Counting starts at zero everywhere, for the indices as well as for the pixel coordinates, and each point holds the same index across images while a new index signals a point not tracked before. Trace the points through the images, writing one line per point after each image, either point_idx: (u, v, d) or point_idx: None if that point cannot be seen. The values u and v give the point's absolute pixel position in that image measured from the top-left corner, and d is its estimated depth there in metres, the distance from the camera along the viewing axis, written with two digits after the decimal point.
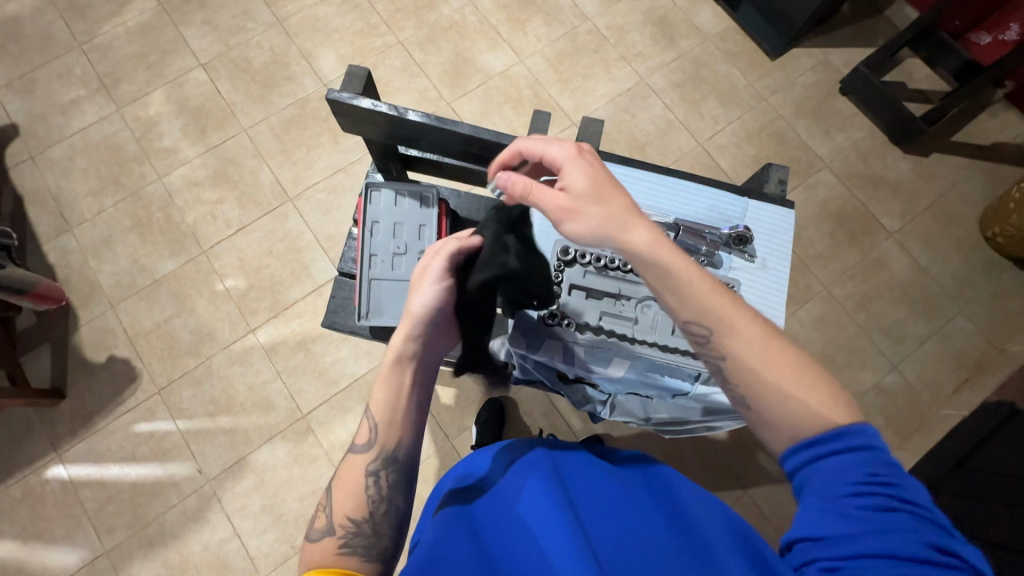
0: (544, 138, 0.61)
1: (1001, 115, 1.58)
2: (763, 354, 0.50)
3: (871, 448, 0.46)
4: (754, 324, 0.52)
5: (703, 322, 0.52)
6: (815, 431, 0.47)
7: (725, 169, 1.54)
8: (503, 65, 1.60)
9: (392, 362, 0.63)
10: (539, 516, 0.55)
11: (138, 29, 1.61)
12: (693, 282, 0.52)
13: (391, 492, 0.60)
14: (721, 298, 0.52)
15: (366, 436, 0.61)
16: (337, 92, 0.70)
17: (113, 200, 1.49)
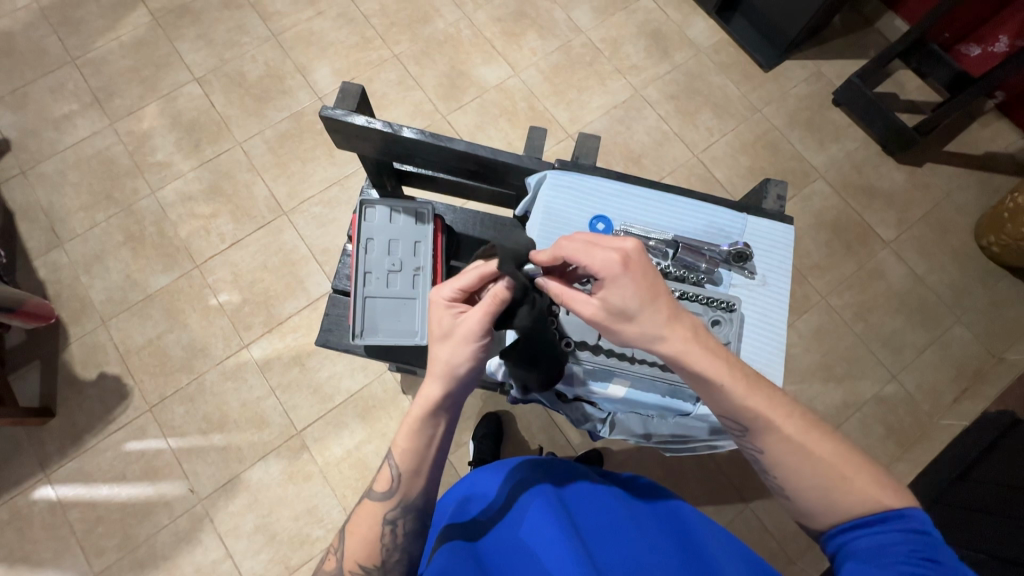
0: (585, 243, 0.57)
1: (992, 125, 1.60)
2: (797, 453, 0.54)
3: (918, 531, 0.51)
4: (789, 420, 0.55)
5: (740, 422, 0.56)
6: (858, 515, 0.52)
7: (720, 180, 1.54)
8: (498, 78, 1.60)
9: (425, 416, 0.60)
10: (546, 543, 0.58)
11: (131, 44, 1.61)
12: (730, 388, 0.56)
13: (406, 539, 0.62)
14: (755, 398, 0.56)
15: (385, 485, 0.62)
16: (330, 109, 0.70)
17: (105, 215, 1.48)
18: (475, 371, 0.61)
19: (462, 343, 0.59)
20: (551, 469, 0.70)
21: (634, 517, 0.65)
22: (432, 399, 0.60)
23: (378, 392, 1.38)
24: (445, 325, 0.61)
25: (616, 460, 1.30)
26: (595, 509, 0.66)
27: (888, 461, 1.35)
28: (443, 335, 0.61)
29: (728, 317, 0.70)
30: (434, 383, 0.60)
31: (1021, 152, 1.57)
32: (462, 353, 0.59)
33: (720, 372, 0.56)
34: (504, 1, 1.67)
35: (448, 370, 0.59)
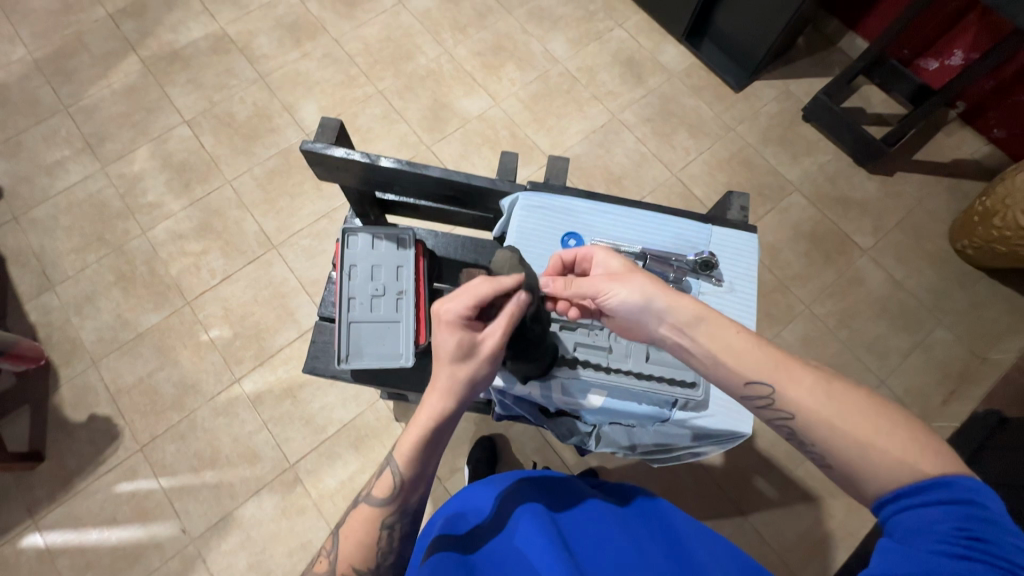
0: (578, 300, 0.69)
1: (957, 133, 1.66)
2: (826, 402, 0.52)
3: (968, 504, 0.43)
4: (806, 370, 0.55)
5: (762, 378, 0.55)
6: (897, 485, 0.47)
7: (699, 197, 1.58)
8: (479, 109, 1.66)
9: (430, 430, 0.61)
10: (536, 549, 0.58)
11: (123, 91, 1.66)
12: (739, 337, 0.58)
13: (400, 542, 0.64)
14: (765, 350, 0.57)
15: (386, 491, 0.63)
16: (310, 143, 0.73)
17: (95, 256, 1.49)
18: (483, 383, 0.63)
19: (476, 360, 0.60)
20: (543, 485, 0.71)
21: (627, 528, 0.66)
22: (439, 415, 0.61)
23: (371, 421, 1.37)
24: (461, 343, 0.60)
25: (612, 479, 1.29)
26: (587, 520, 0.66)
27: None
28: (459, 353, 0.60)
29: None
30: (443, 399, 0.60)
31: (987, 158, 1.63)
32: (475, 370, 0.60)
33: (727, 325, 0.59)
34: (483, 36, 1.75)
35: (464, 389, 0.60)
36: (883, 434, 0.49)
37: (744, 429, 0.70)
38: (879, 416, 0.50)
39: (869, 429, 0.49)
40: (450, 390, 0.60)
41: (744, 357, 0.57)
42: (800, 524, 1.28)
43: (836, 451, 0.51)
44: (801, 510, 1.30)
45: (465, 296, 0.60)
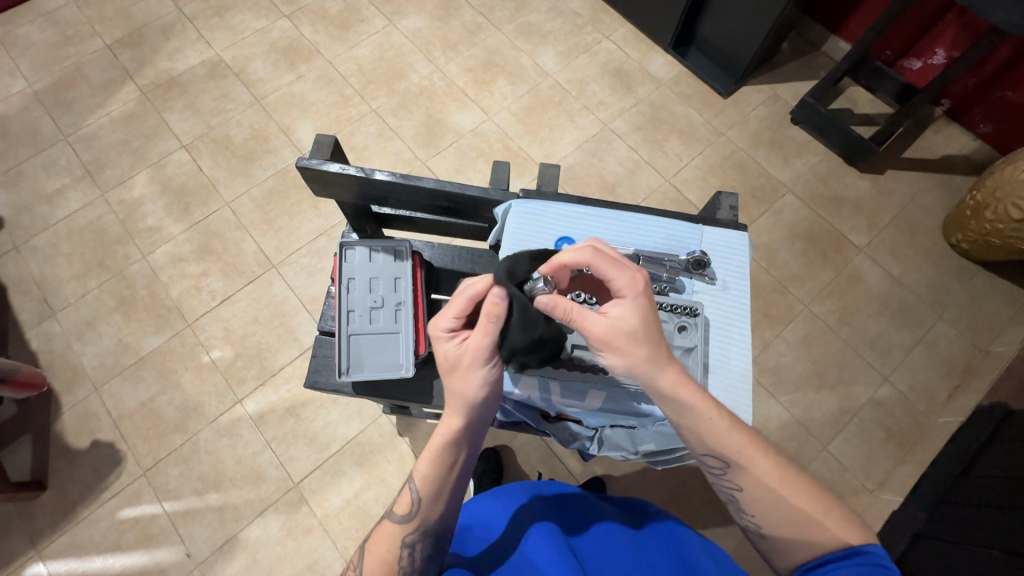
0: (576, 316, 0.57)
1: (945, 130, 1.68)
2: (777, 488, 0.56)
3: (886, 565, 0.52)
4: (767, 458, 0.57)
5: (722, 457, 0.57)
6: (830, 550, 0.53)
7: (693, 202, 1.60)
8: (473, 123, 1.68)
9: (444, 442, 0.62)
10: (548, 564, 0.58)
11: (121, 118, 1.69)
12: (717, 422, 0.57)
13: (424, 563, 0.61)
14: (736, 434, 0.57)
15: (405, 507, 0.62)
16: (306, 159, 0.74)
17: (96, 282, 1.50)
18: (491, 394, 0.62)
19: (475, 368, 0.61)
20: (552, 499, 0.71)
21: (634, 542, 0.66)
22: (454, 429, 0.62)
23: (375, 436, 1.37)
24: (451, 354, 0.62)
25: (619, 486, 1.29)
26: (596, 533, 0.66)
27: (892, 464, 1.34)
28: (451, 365, 0.62)
29: (693, 322, 0.72)
30: (457, 412, 0.62)
31: (975, 153, 1.65)
32: (478, 380, 0.61)
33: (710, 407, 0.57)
34: (473, 53, 1.78)
35: (471, 401, 0.61)
36: (818, 523, 0.54)
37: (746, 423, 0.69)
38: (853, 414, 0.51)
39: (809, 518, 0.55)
40: (458, 403, 0.61)
41: (723, 438, 0.57)
42: None
43: (777, 513, 0.56)
44: None
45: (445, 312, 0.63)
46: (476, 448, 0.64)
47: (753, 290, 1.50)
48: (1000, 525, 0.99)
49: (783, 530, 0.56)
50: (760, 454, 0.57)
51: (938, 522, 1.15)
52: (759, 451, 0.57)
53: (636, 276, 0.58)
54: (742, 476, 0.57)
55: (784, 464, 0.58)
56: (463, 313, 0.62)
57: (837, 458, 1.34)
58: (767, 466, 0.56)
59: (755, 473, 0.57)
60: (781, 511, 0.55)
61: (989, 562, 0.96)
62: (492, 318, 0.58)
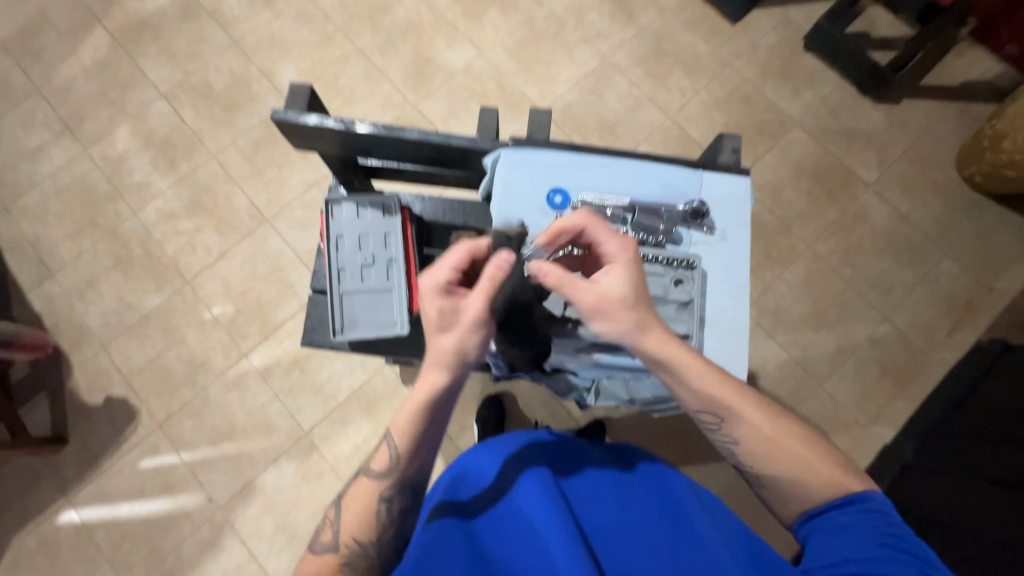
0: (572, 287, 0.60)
1: (968, 53, 1.57)
2: (767, 438, 0.61)
3: (883, 510, 0.56)
4: (756, 407, 0.62)
5: (714, 411, 0.61)
6: (828, 498, 0.58)
7: (696, 140, 1.53)
8: (464, 61, 1.58)
9: (424, 401, 0.61)
10: (539, 513, 0.59)
11: (94, 67, 1.60)
12: (705, 377, 0.61)
13: (400, 515, 0.64)
14: (725, 387, 0.61)
15: (383, 465, 0.63)
16: (282, 112, 0.70)
17: (90, 242, 1.49)
18: (479, 354, 0.62)
19: (471, 330, 0.59)
20: (544, 445, 0.72)
21: (625, 489, 0.67)
22: (435, 387, 0.60)
23: (379, 386, 1.40)
24: (442, 311, 0.60)
25: (618, 427, 1.32)
26: (589, 481, 0.68)
27: (886, 400, 1.36)
28: (439, 320, 0.60)
29: (689, 276, 0.71)
30: (437, 371, 0.60)
31: (998, 78, 1.56)
32: (472, 341, 0.60)
33: (691, 360, 0.60)
34: None
35: (462, 362, 0.60)
36: (809, 470, 0.60)
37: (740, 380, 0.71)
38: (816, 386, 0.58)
39: (796, 465, 0.60)
40: (446, 363, 0.59)
41: (718, 390, 0.61)
42: None
43: (768, 469, 0.61)
44: None
45: (446, 267, 0.63)
46: (454, 406, 0.63)
47: (756, 232, 1.47)
48: (990, 457, 1.02)
49: (782, 475, 0.60)
50: (754, 406, 0.62)
51: (929, 456, 1.19)
52: (753, 404, 0.62)
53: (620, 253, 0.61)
54: (739, 428, 0.62)
55: (781, 417, 0.63)
56: (463, 264, 0.63)
57: (832, 395, 1.36)
58: (760, 418, 0.61)
59: (748, 423, 0.62)
60: (770, 466, 0.61)
61: (978, 492, 1.00)
62: (490, 282, 0.60)
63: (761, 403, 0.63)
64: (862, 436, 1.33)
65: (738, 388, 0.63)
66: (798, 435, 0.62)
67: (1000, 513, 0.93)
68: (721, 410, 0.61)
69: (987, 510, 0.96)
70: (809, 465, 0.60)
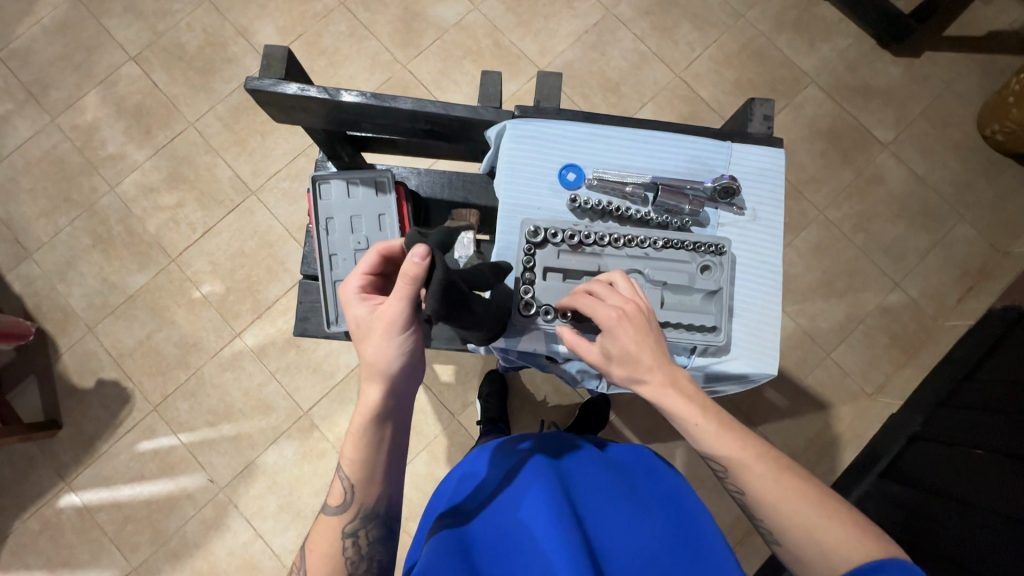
0: (579, 347, 0.61)
1: (996, 1, 1.47)
2: (776, 494, 0.54)
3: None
4: (764, 462, 0.56)
5: (719, 463, 0.57)
6: (853, 562, 0.51)
7: (706, 99, 1.44)
8: (456, 15, 1.47)
9: (365, 421, 0.58)
10: (540, 524, 0.57)
11: (55, 27, 1.47)
12: (704, 429, 0.56)
13: (372, 548, 0.60)
14: (729, 438, 0.57)
15: (338, 498, 0.60)
16: (256, 80, 0.62)
17: (67, 219, 1.41)
18: (408, 361, 0.58)
19: (386, 336, 0.56)
20: (549, 450, 0.70)
21: (634, 496, 0.65)
22: (373, 405, 0.58)
23: None
24: (362, 321, 0.58)
25: (622, 402, 1.30)
26: (597, 484, 0.65)
27: (893, 369, 1.35)
28: (361, 332, 0.58)
29: (717, 262, 0.68)
30: (372, 386, 0.58)
31: None
32: (393, 348, 0.57)
33: (693, 411, 0.56)
34: None
35: (385, 370, 0.57)
36: (824, 529, 0.52)
37: (768, 370, 0.68)
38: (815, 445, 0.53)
39: (805, 521, 0.53)
40: (374, 377, 0.57)
41: (722, 443, 0.56)
42: (809, 428, 1.31)
43: (784, 532, 0.54)
44: (810, 416, 1.32)
45: (357, 272, 0.60)
46: (402, 420, 0.60)
47: None
48: (998, 429, 1.01)
49: (795, 537, 0.54)
50: (756, 458, 0.56)
51: (936, 424, 1.18)
52: (754, 455, 0.56)
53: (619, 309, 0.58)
54: (744, 478, 0.56)
55: (790, 468, 0.56)
56: (375, 267, 0.59)
57: (839, 364, 1.34)
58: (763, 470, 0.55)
59: (751, 475, 0.56)
60: (780, 520, 0.54)
61: (985, 464, 0.99)
62: (409, 280, 0.52)
63: (766, 453, 0.57)
64: (868, 405, 1.32)
65: (740, 430, 0.57)
66: (810, 489, 0.55)
67: (1009, 488, 0.92)
68: (724, 463, 0.57)
69: (993, 484, 0.95)
70: (824, 523, 0.53)
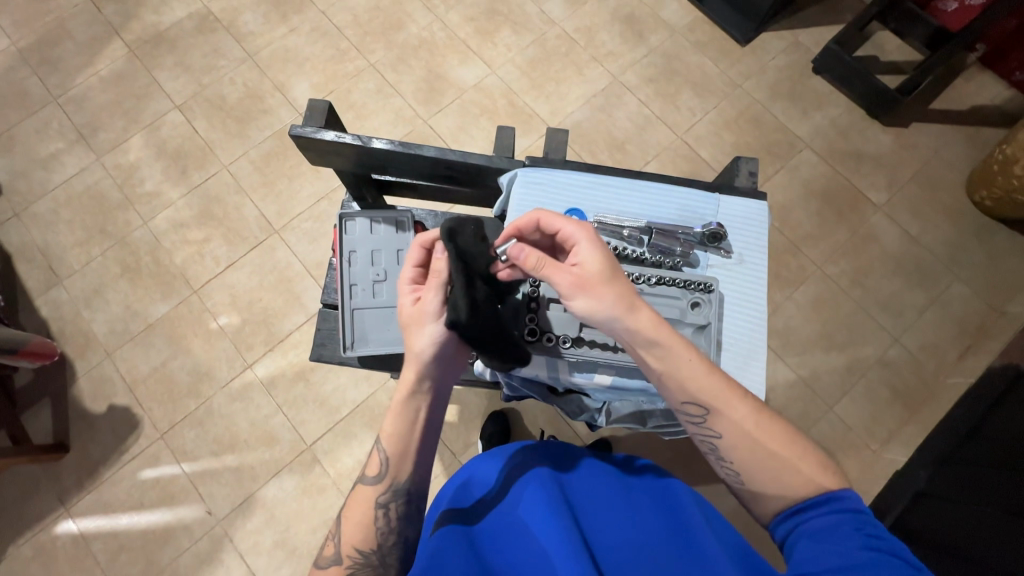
0: (549, 271, 0.60)
1: (977, 78, 1.58)
2: (751, 434, 0.56)
3: (862, 511, 0.52)
4: (744, 405, 0.57)
5: (701, 402, 0.57)
6: (803, 498, 0.54)
7: (706, 159, 1.54)
8: (475, 78, 1.60)
9: (403, 398, 0.64)
10: (554, 543, 0.53)
11: (111, 77, 1.62)
12: (692, 367, 0.58)
13: (399, 523, 0.63)
14: (711, 376, 0.58)
15: (377, 468, 0.64)
16: (299, 127, 0.70)
17: (100, 249, 1.49)
18: (446, 350, 0.65)
19: (425, 325, 0.63)
20: (547, 456, 0.68)
21: (624, 494, 0.63)
22: (410, 384, 0.63)
23: (384, 400, 1.39)
24: (410, 311, 0.65)
25: (623, 447, 1.30)
26: (591, 487, 0.64)
27: (897, 424, 1.35)
28: (410, 321, 0.65)
29: (706, 299, 0.72)
30: (410, 367, 0.63)
31: (1007, 103, 1.56)
32: (427, 336, 0.63)
33: (683, 352, 0.58)
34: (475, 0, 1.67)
35: (421, 354, 0.63)
36: (791, 471, 0.55)
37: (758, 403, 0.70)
38: (797, 441, 0.57)
39: (773, 461, 0.56)
40: (411, 360, 0.63)
41: (703, 384, 0.57)
42: None
43: (751, 471, 0.56)
44: None
45: (408, 263, 0.68)
46: (439, 399, 0.65)
47: None
48: (1000, 484, 1.01)
49: (768, 483, 0.55)
50: (737, 396, 0.57)
51: (943, 482, 1.16)
52: (735, 393, 0.58)
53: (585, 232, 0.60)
54: (726, 418, 0.57)
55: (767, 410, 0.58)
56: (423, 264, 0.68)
57: (842, 418, 1.34)
58: (747, 411, 0.57)
59: (733, 412, 0.57)
60: (751, 462, 0.56)
61: (991, 520, 0.98)
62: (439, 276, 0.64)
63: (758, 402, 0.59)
64: (872, 460, 1.31)
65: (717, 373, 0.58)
66: (798, 443, 0.56)
67: (1008, 541, 0.91)
68: (706, 399, 0.57)
69: (998, 539, 0.93)
70: (793, 467, 0.55)
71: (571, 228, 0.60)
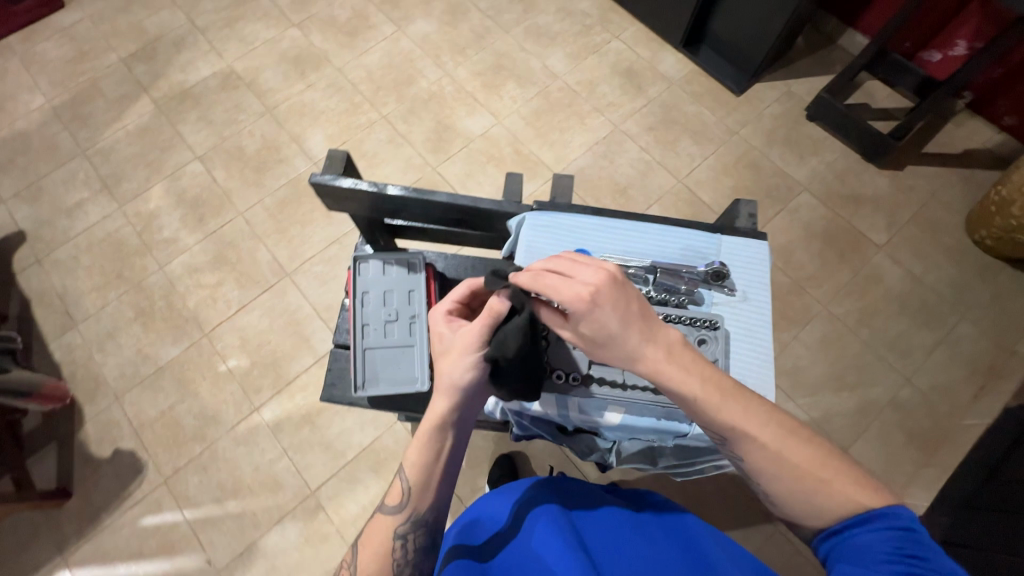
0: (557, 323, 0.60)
1: (967, 124, 1.64)
2: (775, 461, 0.54)
3: (911, 528, 0.50)
4: (764, 428, 0.55)
5: (717, 432, 0.56)
6: (842, 517, 0.52)
7: (707, 202, 1.58)
8: (482, 128, 1.68)
9: (431, 427, 0.63)
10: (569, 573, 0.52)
11: (137, 131, 1.71)
12: (704, 399, 0.54)
13: (416, 557, 0.62)
14: (728, 404, 0.55)
15: (398, 498, 0.63)
16: (319, 175, 0.74)
17: (116, 293, 1.53)
18: (479, 382, 0.64)
19: (462, 353, 0.62)
20: (561, 491, 0.67)
21: (639, 527, 0.62)
22: (440, 413, 0.62)
23: (390, 443, 1.37)
24: (446, 339, 0.65)
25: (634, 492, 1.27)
26: (604, 521, 0.63)
27: (914, 467, 1.31)
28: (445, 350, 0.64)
29: (713, 335, 0.72)
30: (441, 397, 0.62)
31: (999, 147, 1.61)
32: (464, 366, 0.62)
33: (692, 379, 0.54)
34: (482, 57, 1.77)
35: (455, 387, 0.62)
36: (822, 494, 0.53)
37: None
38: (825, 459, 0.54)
39: (804, 484, 0.54)
40: (444, 387, 0.62)
41: (721, 411, 0.54)
42: None
43: (783, 494, 0.55)
44: None
45: (449, 298, 0.69)
46: (465, 431, 0.64)
47: None
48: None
49: (798, 506, 0.54)
50: (754, 424, 0.54)
51: (964, 528, 1.12)
52: (750, 421, 0.54)
53: (591, 286, 0.53)
54: (748, 447, 0.55)
55: (788, 430, 0.55)
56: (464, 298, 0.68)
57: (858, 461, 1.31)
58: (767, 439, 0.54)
59: (752, 439, 0.54)
60: (779, 485, 0.54)
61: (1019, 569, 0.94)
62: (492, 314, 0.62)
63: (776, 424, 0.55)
64: None
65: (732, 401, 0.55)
66: (826, 459, 0.54)
67: None
68: (722, 429, 0.55)
69: None
70: (825, 486, 0.53)
71: (567, 296, 0.54)
